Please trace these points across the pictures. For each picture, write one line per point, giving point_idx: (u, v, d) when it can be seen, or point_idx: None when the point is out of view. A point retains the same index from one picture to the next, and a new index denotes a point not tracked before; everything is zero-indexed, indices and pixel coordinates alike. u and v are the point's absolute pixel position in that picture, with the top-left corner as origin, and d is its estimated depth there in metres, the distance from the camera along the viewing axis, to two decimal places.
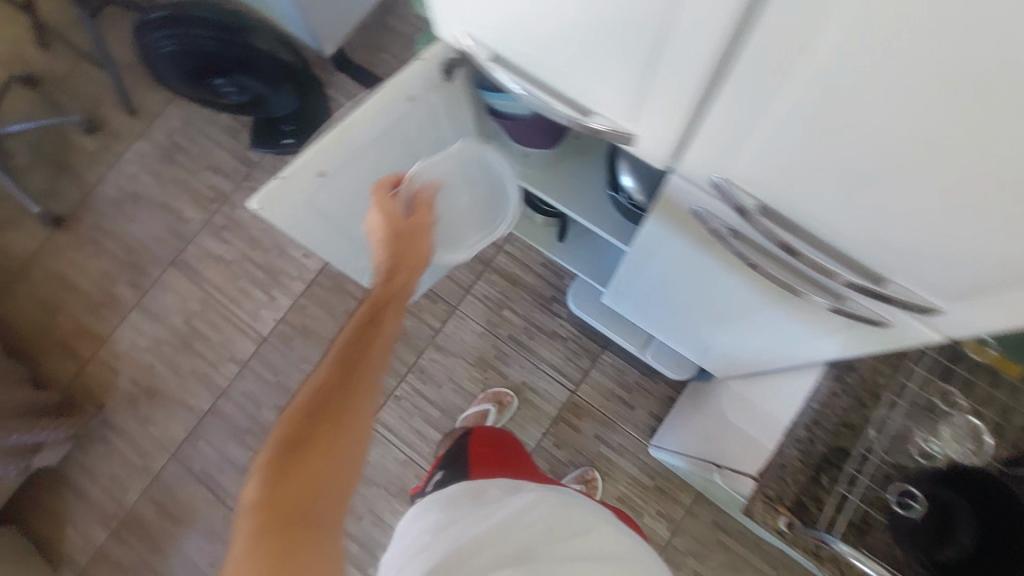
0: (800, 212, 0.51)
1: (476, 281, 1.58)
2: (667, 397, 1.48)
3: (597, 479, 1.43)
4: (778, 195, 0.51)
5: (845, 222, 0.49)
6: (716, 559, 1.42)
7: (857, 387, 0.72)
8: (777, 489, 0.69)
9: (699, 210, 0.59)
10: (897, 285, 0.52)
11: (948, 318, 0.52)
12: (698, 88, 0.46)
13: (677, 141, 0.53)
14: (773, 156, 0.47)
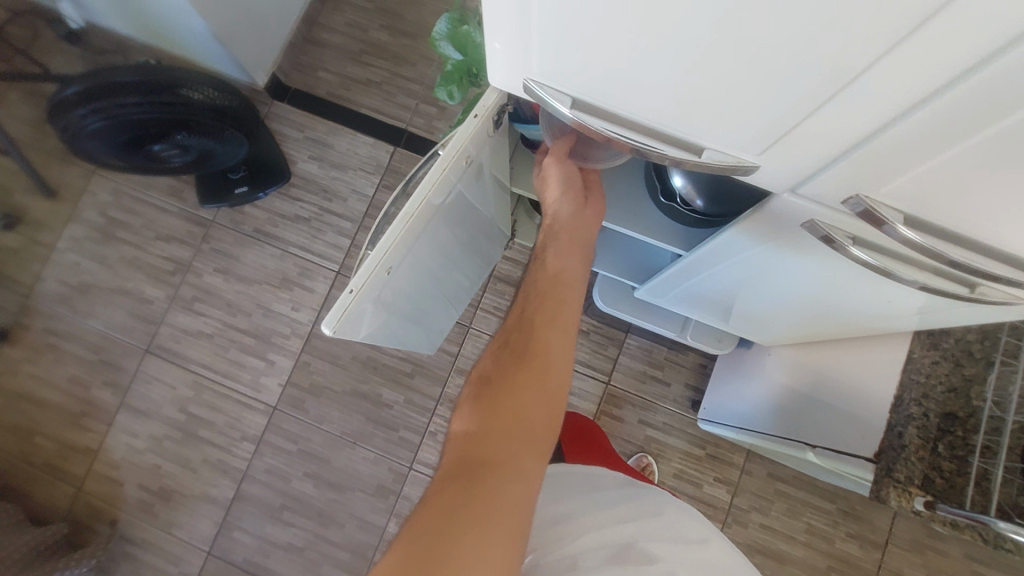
0: (942, 221, 0.47)
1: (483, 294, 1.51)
2: (699, 365, 1.48)
3: (649, 461, 1.44)
4: (940, 208, 0.46)
5: (995, 228, 0.46)
6: (781, 509, 1.44)
7: (957, 355, 0.73)
8: (905, 471, 0.70)
9: (817, 221, 0.55)
10: None
11: None
12: (879, 108, 0.39)
13: (792, 168, 0.48)
14: (953, 174, 0.42)
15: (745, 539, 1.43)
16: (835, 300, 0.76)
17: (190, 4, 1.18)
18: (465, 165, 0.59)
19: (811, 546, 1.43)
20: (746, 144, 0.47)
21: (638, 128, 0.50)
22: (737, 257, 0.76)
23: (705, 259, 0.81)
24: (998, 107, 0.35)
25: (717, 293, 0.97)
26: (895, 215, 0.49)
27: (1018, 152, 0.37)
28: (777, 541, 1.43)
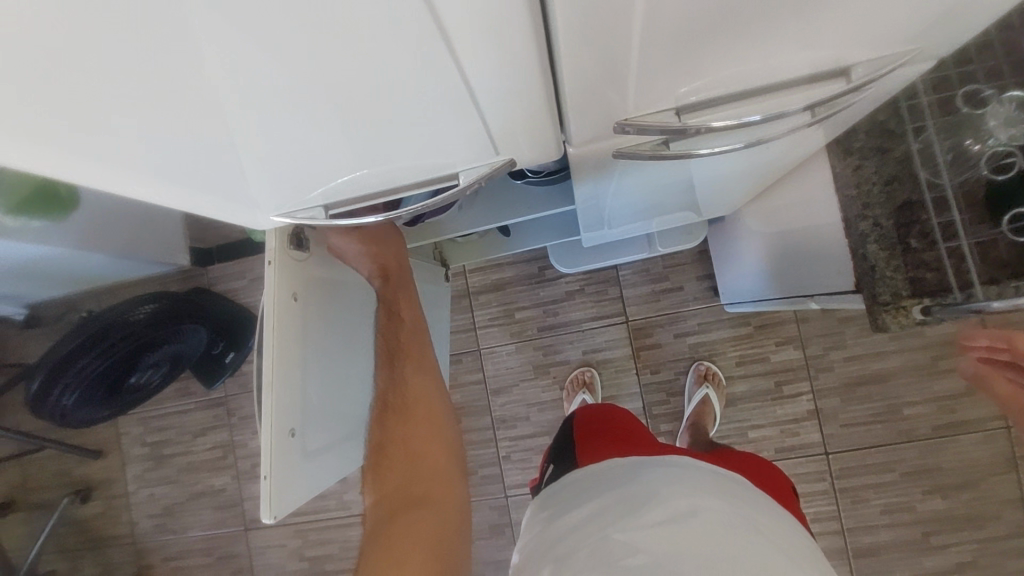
0: (706, 95, 0.43)
1: (473, 314, 1.52)
2: (699, 254, 1.41)
3: (710, 367, 1.39)
4: (706, 85, 0.42)
5: (745, 75, 0.42)
6: (854, 333, 1.35)
7: (872, 144, 0.67)
8: (886, 290, 0.63)
9: (621, 148, 0.51)
10: (859, 64, 0.43)
11: (929, 42, 0.42)
12: (533, 89, 0.37)
13: (541, 147, 0.46)
14: (654, 75, 0.39)
15: (840, 380, 1.35)
16: (737, 161, 0.70)
17: (83, 249, 1.22)
18: (297, 302, 0.59)
19: (906, 349, 1.33)
20: (484, 146, 0.44)
21: (393, 180, 0.49)
22: (618, 190, 0.71)
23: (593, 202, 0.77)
24: (603, 37, 0.33)
25: (645, 207, 0.93)
26: (668, 112, 0.45)
27: (672, 37, 0.34)
28: (871, 364, 1.34)
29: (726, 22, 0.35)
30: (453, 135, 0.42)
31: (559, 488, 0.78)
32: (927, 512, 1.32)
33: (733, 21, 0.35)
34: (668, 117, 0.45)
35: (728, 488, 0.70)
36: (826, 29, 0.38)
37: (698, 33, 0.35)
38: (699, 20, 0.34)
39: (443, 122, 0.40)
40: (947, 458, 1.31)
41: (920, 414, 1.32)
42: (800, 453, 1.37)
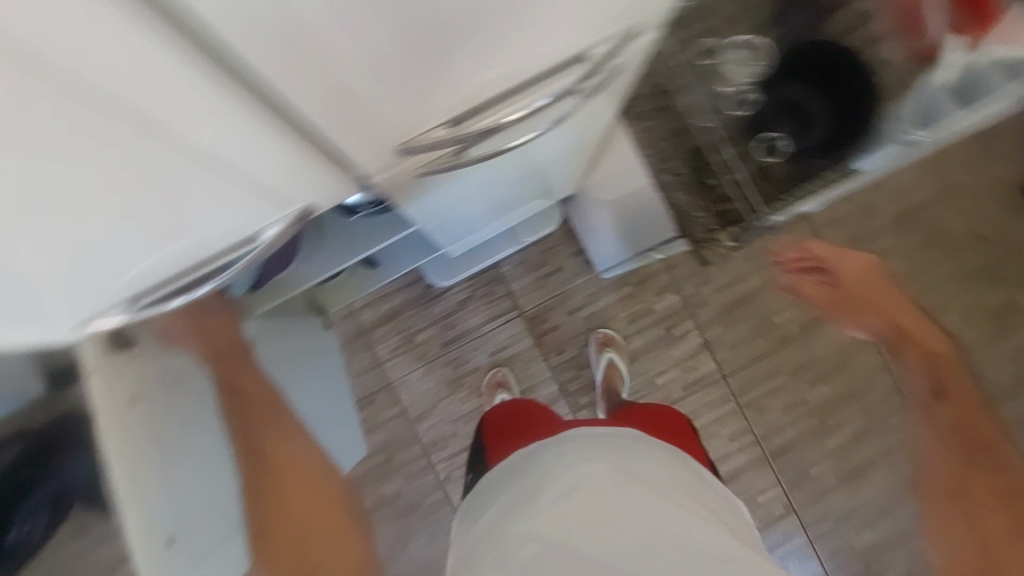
0: (466, 108, 0.46)
1: (374, 350, 1.50)
2: (567, 232, 1.50)
3: (609, 332, 1.47)
4: (454, 100, 0.44)
5: (500, 93, 0.46)
6: (716, 265, 1.50)
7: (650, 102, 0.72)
8: None
9: (418, 167, 0.52)
10: (593, 46, 0.47)
11: (643, 19, 0.48)
12: (292, 150, 0.39)
13: (329, 185, 0.47)
14: (403, 109, 0.42)
15: (717, 309, 1.49)
16: (538, 151, 0.75)
17: None
18: (135, 408, 0.60)
19: (761, 266, 1.49)
20: (267, 204, 0.44)
21: (195, 257, 0.48)
22: (446, 202, 0.74)
23: (431, 217, 0.79)
24: (329, 92, 0.36)
25: (492, 208, 0.97)
26: (443, 127, 0.47)
27: (398, 78, 0.38)
28: (737, 288, 1.49)
29: (448, 59, 0.39)
30: (234, 207, 0.42)
31: (480, 491, 0.80)
32: (817, 400, 1.50)
33: (452, 58, 0.39)
34: (444, 130, 0.47)
35: (614, 444, 0.75)
36: (552, 41, 0.43)
37: (412, 62, 0.37)
38: (418, 63, 0.37)
39: (218, 200, 0.40)
40: (818, 348, 1.49)
41: (789, 318, 1.49)
42: (703, 384, 1.50)
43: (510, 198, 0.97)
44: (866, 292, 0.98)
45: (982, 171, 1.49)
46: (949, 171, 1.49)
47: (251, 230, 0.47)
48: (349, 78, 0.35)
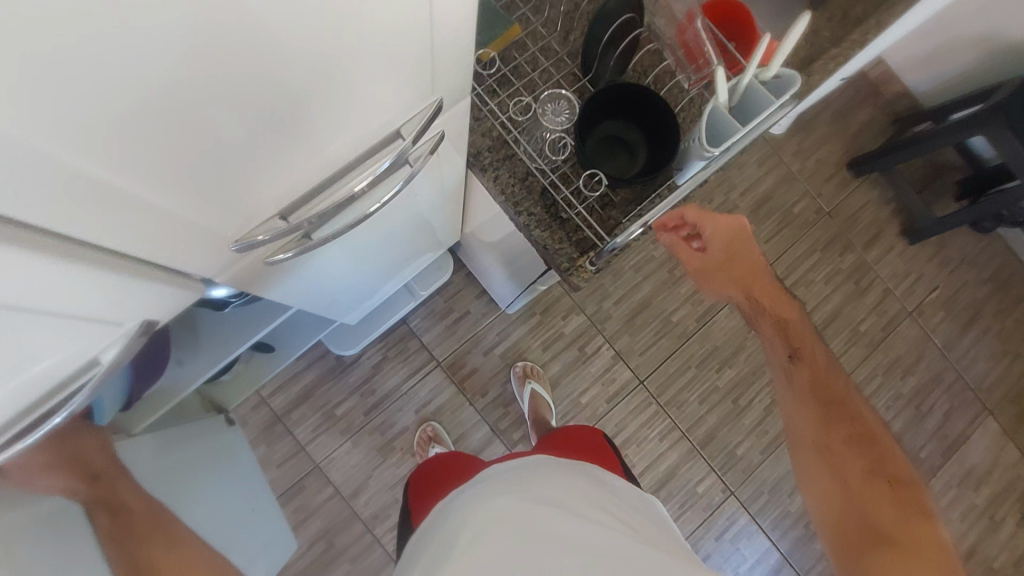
0: (296, 199, 0.48)
1: (294, 435, 1.43)
2: (468, 276, 1.54)
3: (528, 363, 1.51)
4: (274, 195, 0.46)
5: (335, 179, 0.49)
6: (611, 280, 1.59)
7: (491, 152, 0.74)
8: (563, 259, 0.74)
9: (267, 256, 0.54)
10: (404, 125, 0.50)
11: (451, 93, 0.52)
12: (124, 277, 0.41)
13: (169, 290, 0.48)
14: (237, 216, 0.45)
15: (621, 320, 1.58)
16: (403, 211, 0.78)
17: None
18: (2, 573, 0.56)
19: (650, 273, 1.60)
20: (98, 329, 0.44)
21: (38, 398, 0.46)
22: (312, 275, 0.75)
23: (298, 292, 0.79)
24: (150, 222, 0.38)
25: (376, 273, 1.00)
26: (275, 219, 0.48)
27: (220, 195, 0.41)
28: (634, 297, 1.59)
29: (267, 170, 0.42)
30: (68, 340, 0.41)
31: (410, 552, 0.79)
32: (727, 384, 1.61)
33: (271, 168, 0.42)
34: (278, 222, 0.49)
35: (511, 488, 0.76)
36: (372, 132, 0.47)
37: (215, 176, 0.39)
38: (237, 178, 0.40)
39: (51, 343, 0.40)
40: (717, 337, 1.61)
41: (685, 315, 1.61)
42: (625, 393, 1.56)
43: (392, 260, 1.01)
44: (734, 262, 0.84)
45: (808, 157, 1.74)
46: (784, 162, 1.72)
47: (91, 352, 0.46)
48: (167, 207, 0.38)
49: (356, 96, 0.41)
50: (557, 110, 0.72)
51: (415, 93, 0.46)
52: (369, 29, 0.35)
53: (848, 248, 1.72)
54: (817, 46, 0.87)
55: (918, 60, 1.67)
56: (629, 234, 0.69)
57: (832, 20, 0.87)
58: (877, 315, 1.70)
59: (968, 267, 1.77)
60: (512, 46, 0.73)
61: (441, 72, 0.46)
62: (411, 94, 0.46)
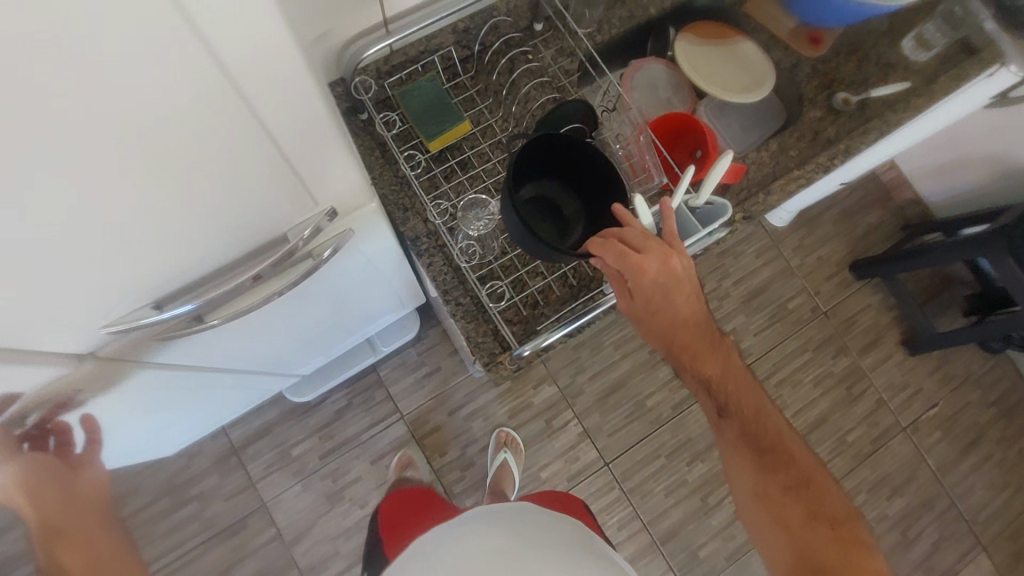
0: (174, 282, 0.49)
1: (246, 469, 1.42)
2: (444, 332, 1.53)
3: (508, 431, 1.48)
4: (140, 291, 0.47)
5: (212, 263, 0.49)
6: (589, 354, 1.56)
7: (429, 239, 0.76)
8: (485, 353, 0.74)
9: (153, 336, 0.55)
10: (291, 230, 0.52)
11: (345, 202, 0.53)
12: None
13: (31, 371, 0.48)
14: (93, 306, 0.45)
15: (593, 397, 1.54)
16: (350, 284, 0.78)
17: None
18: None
19: (630, 352, 1.57)
20: None
21: None
22: (231, 341, 0.73)
23: (220, 355, 0.77)
24: None
25: (330, 335, 1.01)
26: (148, 307, 0.50)
27: (61, 295, 0.42)
28: (611, 375, 1.56)
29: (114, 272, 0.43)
30: None
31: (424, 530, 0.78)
32: (697, 479, 1.53)
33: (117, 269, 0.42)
34: (151, 310, 0.50)
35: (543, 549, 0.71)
36: (242, 226, 0.46)
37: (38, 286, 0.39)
38: (77, 281, 0.41)
39: None
40: (692, 427, 1.55)
41: (661, 400, 1.56)
42: (589, 473, 1.51)
43: (347, 325, 1.01)
44: (666, 297, 0.63)
45: (809, 254, 1.70)
46: (783, 256, 1.68)
47: None
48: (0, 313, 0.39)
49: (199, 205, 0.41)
50: (478, 214, 0.77)
51: (281, 191, 0.45)
52: (185, 163, 0.36)
53: (841, 351, 1.65)
54: (782, 165, 0.88)
55: (931, 169, 1.64)
56: (542, 340, 0.71)
57: (803, 141, 0.90)
58: (868, 426, 1.62)
59: (972, 387, 1.68)
60: (462, 141, 0.79)
61: (313, 171, 0.44)
62: (275, 194, 0.45)
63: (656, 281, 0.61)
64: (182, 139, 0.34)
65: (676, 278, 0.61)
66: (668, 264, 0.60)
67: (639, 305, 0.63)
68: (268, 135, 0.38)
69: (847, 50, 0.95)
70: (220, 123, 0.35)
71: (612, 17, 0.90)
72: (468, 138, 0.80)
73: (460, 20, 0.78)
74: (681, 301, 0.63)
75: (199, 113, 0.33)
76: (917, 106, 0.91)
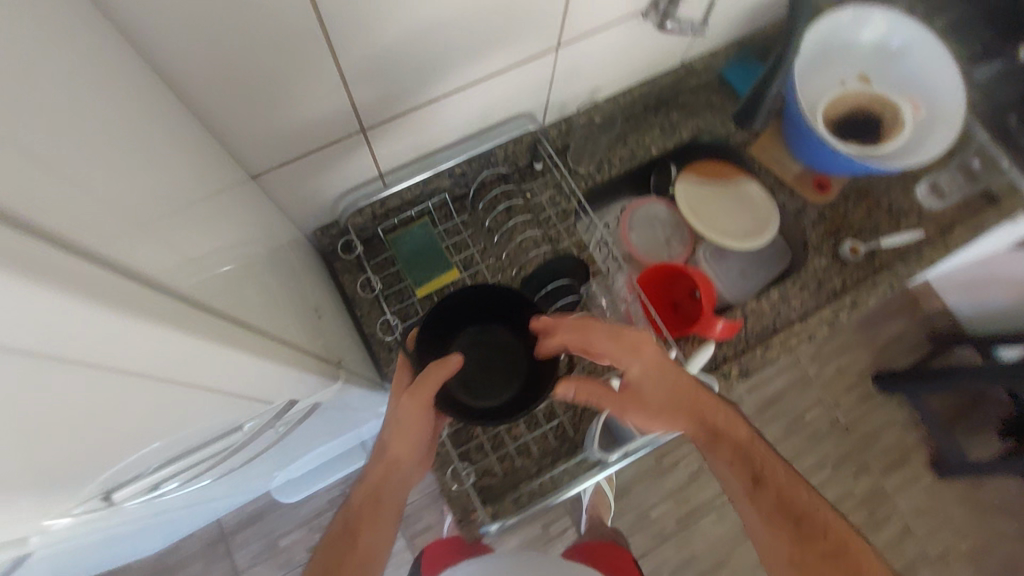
0: (125, 473, 0.47)
1: (234, 557, 1.36)
2: None
3: None
4: (87, 498, 0.47)
5: (148, 460, 0.46)
6: None
7: None
8: (459, 509, 0.72)
9: (111, 513, 0.53)
10: (244, 419, 0.52)
11: (304, 392, 0.53)
12: None
13: None
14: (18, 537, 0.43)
15: None
16: (329, 425, 0.75)
17: None
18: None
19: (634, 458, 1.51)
20: None
21: None
22: (200, 494, 0.69)
23: (194, 498, 0.73)
24: None
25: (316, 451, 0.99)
26: (98, 497, 0.49)
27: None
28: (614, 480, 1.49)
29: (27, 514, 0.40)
30: None
31: None
32: None
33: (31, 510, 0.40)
34: (101, 499, 0.49)
35: None
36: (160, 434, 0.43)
37: None
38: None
39: None
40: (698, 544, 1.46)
41: (666, 512, 1.48)
42: None
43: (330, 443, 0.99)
44: (660, 380, 0.64)
45: (828, 362, 1.62)
46: (800, 362, 1.61)
47: None
48: None
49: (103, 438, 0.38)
50: None
51: (188, 401, 0.41)
52: (112, 428, 0.38)
53: (862, 470, 1.55)
54: (785, 316, 0.85)
55: (959, 284, 1.57)
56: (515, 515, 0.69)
57: (808, 290, 0.87)
58: (891, 555, 1.50)
59: (1010, 519, 1.55)
60: (449, 286, 0.79)
61: (219, 376, 0.40)
62: (184, 405, 0.41)
63: (633, 360, 0.64)
64: (43, 413, 0.31)
65: (648, 353, 0.64)
66: (637, 351, 0.64)
67: (631, 398, 0.66)
68: (145, 375, 0.34)
69: (857, 192, 0.92)
70: (139, 397, 0.36)
71: (613, 154, 0.89)
72: (456, 281, 0.80)
73: (456, 166, 0.79)
74: (673, 376, 0.65)
75: (40, 392, 0.30)
76: (930, 259, 0.88)
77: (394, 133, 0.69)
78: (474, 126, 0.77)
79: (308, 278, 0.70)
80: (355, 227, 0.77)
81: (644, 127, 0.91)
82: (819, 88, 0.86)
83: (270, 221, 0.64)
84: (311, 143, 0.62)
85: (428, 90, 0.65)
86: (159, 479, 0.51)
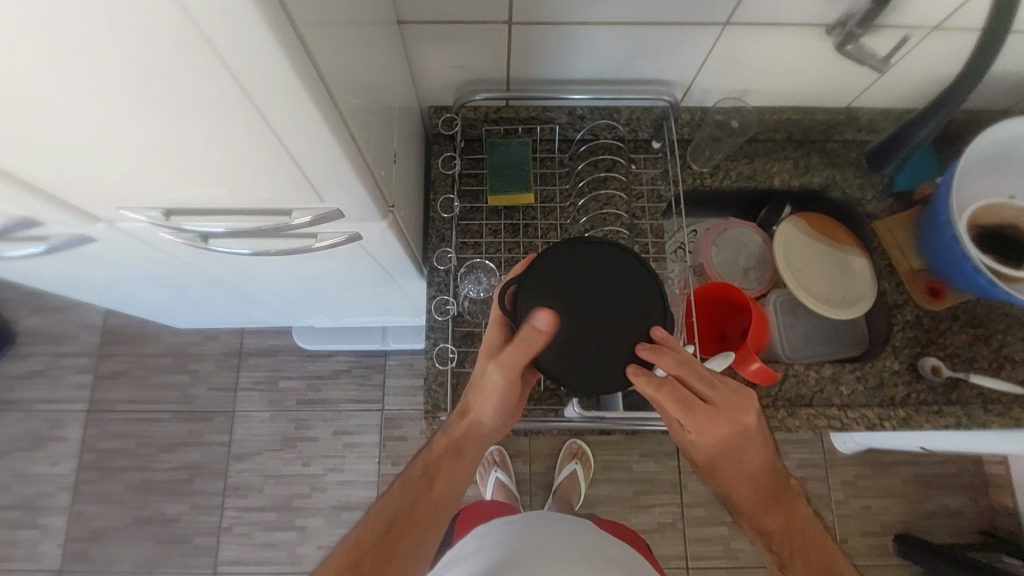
0: (186, 201, 0.54)
1: (240, 373, 1.48)
2: None
3: (501, 450, 1.42)
4: (150, 202, 0.53)
5: (208, 194, 0.52)
6: None
7: (435, 274, 0.79)
8: (431, 401, 0.74)
9: (164, 236, 0.61)
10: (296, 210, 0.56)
11: (354, 211, 0.57)
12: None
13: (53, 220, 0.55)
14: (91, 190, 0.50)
15: None
16: (360, 274, 0.80)
17: None
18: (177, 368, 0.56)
19: (615, 481, 1.46)
20: None
21: None
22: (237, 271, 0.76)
23: (231, 278, 0.81)
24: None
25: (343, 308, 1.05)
26: (159, 213, 0.56)
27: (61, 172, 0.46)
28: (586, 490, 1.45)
29: (106, 170, 0.46)
30: None
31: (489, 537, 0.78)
32: None
33: (111, 168, 0.46)
34: (161, 217, 0.56)
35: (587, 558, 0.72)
36: (230, 174, 0.48)
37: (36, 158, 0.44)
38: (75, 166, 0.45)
39: None
40: None
41: None
42: None
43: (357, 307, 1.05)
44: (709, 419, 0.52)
45: None
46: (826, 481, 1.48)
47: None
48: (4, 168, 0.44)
49: (187, 143, 0.43)
50: (481, 279, 0.77)
51: (265, 156, 0.45)
52: (199, 138, 0.43)
53: None
54: (826, 396, 0.79)
55: None
56: None
57: (865, 383, 0.80)
58: None
59: None
60: (519, 208, 0.81)
61: (299, 147, 0.44)
62: (260, 156, 0.45)
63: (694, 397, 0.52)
64: (159, 76, 0.36)
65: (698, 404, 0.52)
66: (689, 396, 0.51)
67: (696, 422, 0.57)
68: (245, 97, 0.38)
69: (968, 317, 0.83)
70: (218, 105, 0.39)
71: (733, 166, 0.86)
72: (527, 208, 0.81)
73: (579, 107, 0.81)
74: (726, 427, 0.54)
75: (167, 57, 0.34)
76: (1014, 418, 0.79)
77: (537, 41, 0.70)
78: (613, 74, 0.77)
79: (407, 136, 0.74)
80: (464, 119, 0.81)
81: (777, 156, 0.87)
82: (978, 192, 0.78)
83: (399, 68, 0.69)
84: (465, 15, 0.66)
85: (590, 15, 0.66)
86: (209, 227, 0.58)
